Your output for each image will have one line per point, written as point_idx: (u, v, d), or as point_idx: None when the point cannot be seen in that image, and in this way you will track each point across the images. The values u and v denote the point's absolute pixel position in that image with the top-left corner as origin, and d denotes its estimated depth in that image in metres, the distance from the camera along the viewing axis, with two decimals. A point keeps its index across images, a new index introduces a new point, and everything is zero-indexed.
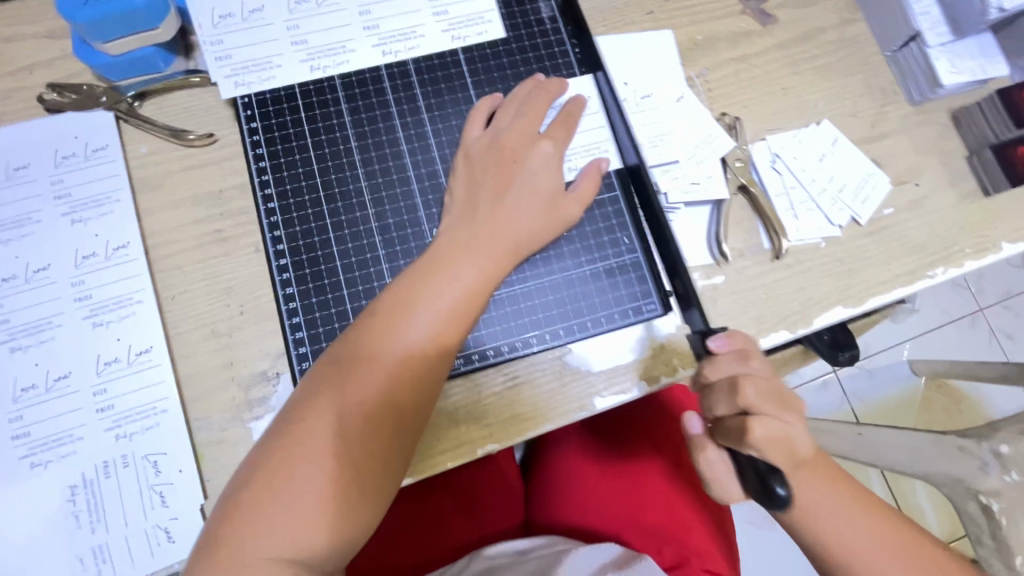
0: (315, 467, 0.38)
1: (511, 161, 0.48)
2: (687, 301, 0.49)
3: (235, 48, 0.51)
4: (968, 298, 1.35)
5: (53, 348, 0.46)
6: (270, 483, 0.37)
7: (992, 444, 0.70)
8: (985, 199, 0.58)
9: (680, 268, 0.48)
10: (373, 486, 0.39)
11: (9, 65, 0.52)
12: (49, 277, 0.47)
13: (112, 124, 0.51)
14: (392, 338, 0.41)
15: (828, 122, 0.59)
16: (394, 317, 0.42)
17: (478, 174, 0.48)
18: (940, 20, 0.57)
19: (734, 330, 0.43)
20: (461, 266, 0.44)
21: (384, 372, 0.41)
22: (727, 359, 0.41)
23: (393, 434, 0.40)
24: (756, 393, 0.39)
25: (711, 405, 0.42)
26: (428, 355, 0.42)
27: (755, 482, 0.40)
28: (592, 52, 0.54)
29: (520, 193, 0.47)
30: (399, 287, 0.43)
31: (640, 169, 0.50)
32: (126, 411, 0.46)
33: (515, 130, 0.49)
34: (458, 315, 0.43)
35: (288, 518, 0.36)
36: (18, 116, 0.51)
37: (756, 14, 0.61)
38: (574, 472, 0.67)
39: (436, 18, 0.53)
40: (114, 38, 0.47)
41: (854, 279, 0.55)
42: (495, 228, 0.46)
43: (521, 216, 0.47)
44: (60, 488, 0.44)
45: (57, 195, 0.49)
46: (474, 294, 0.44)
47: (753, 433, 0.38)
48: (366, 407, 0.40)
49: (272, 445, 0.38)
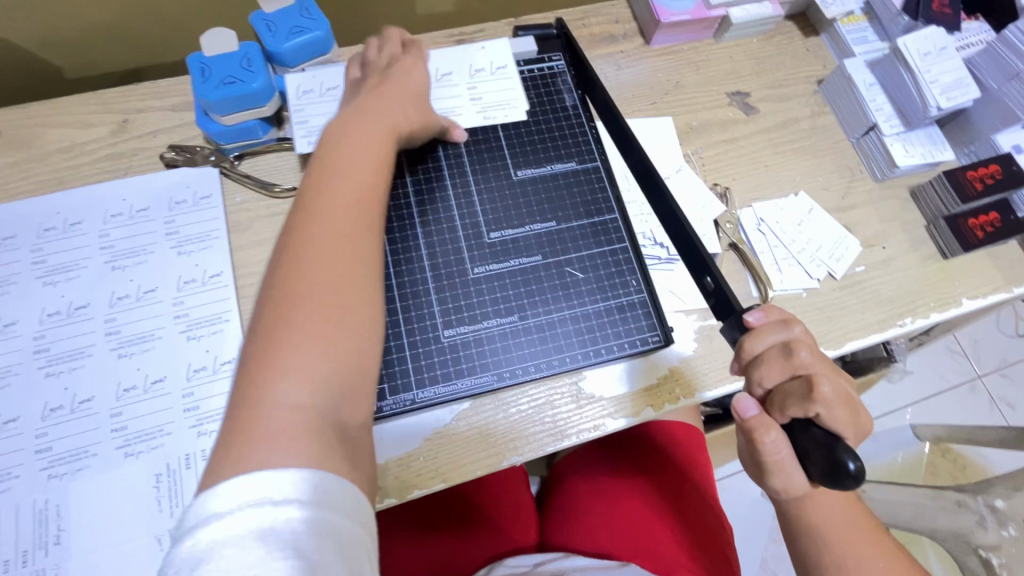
0: (300, 320, 0.40)
1: (380, 73, 0.58)
2: (718, 297, 0.50)
3: (313, 116, 0.62)
4: (964, 365, 1.41)
5: (153, 355, 0.55)
6: (267, 339, 0.39)
7: (988, 498, 0.85)
8: (944, 261, 0.68)
9: (711, 263, 0.50)
10: (357, 315, 0.42)
11: (139, 130, 0.65)
12: (155, 297, 0.57)
13: (214, 176, 0.63)
14: (324, 194, 0.46)
15: (805, 194, 0.70)
16: (317, 190, 0.46)
17: (354, 91, 0.57)
18: (892, 114, 0.69)
19: (768, 304, 0.41)
20: (359, 133, 0.51)
21: (322, 218, 0.44)
22: (773, 327, 0.39)
23: (350, 270, 0.43)
24: (810, 355, 0.38)
25: (764, 376, 0.39)
26: (366, 186, 0.48)
27: (822, 459, 0.35)
28: (620, 127, 0.61)
29: (394, 84, 0.57)
30: (314, 167, 0.48)
31: (675, 206, 0.53)
32: (208, 412, 0.54)
33: (376, 60, 0.59)
34: (375, 164, 0.50)
35: (293, 365, 0.39)
36: (143, 170, 0.64)
37: (741, 106, 0.74)
38: (585, 498, 0.74)
39: (473, 103, 0.66)
40: (230, 112, 0.60)
41: (833, 325, 0.63)
42: (381, 116, 0.53)
43: (398, 100, 0.56)
44: (148, 475, 0.51)
45: (168, 232, 0.60)
46: (381, 147, 0.51)
47: (821, 388, 0.36)
48: (317, 256, 0.43)
49: (258, 313, 0.41)
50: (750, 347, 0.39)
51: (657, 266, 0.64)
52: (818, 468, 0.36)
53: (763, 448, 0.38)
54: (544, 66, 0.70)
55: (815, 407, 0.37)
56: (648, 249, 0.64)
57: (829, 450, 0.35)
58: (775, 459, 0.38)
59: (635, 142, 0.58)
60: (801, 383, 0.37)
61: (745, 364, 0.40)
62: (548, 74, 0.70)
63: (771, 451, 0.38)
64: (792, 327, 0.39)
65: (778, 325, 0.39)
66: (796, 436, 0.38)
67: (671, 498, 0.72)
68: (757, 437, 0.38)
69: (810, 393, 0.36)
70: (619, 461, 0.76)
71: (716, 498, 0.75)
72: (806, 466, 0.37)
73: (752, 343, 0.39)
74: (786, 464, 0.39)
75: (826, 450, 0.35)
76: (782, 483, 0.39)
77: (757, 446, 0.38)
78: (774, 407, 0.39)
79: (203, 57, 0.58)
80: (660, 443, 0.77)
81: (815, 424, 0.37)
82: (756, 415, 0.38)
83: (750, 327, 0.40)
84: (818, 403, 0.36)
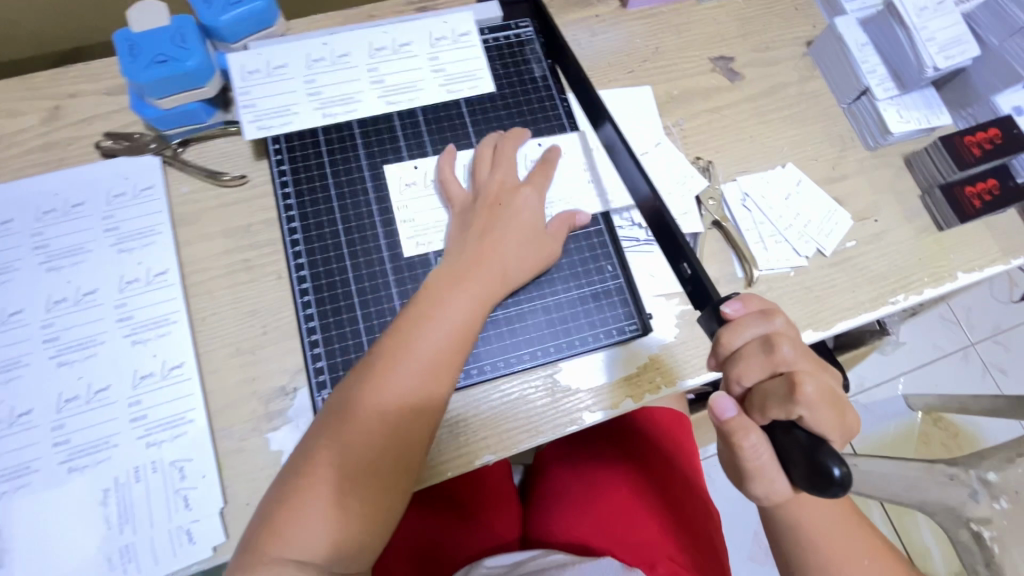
0: (325, 485, 0.42)
1: (496, 207, 0.54)
2: (694, 285, 0.47)
3: (418, 212, 0.57)
4: (957, 333, 1.39)
5: (95, 362, 0.51)
6: (288, 498, 0.42)
7: (980, 472, 0.83)
8: (939, 233, 0.64)
9: (688, 249, 0.46)
10: (355, 509, 0.43)
11: (72, 118, 0.60)
12: (95, 299, 0.53)
13: (157, 166, 0.58)
14: (390, 373, 0.46)
15: (793, 165, 0.65)
16: (393, 350, 0.47)
17: (468, 221, 0.54)
18: (886, 76, 0.64)
19: (747, 293, 0.39)
20: (449, 306, 0.49)
21: (387, 398, 0.45)
22: (752, 320, 0.37)
23: (389, 458, 0.44)
24: (792, 352, 0.35)
25: (742, 373, 0.36)
26: (437, 365, 0.47)
27: (805, 465, 0.33)
28: (592, 100, 0.56)
29: (505, 231, 0.53)
30: (393, 330, 0.48)
31: (652, 188, 0.49)
32: (157, 421, 0.50)
33: (496, 193, 0.54)
34: (452, 347, 0.48)
35: (303, 531, 0.41)
36: (78, 161, 0.59)
37: (725, 72, 0.69)
38: (568, 491, 0.71)
39: (434, 74, 0.61)
40: (167, 94, 0.54)
41: (822, 305, 0.60)
42: (483, 262, 0.51)
43: (508, 249, 0.52)
44: (94, 491, 0.48)
45: (107, 228, 0.56)
46: (465, 324, 0.49)
47: (803, 388, 0.33)
48: (370, 433, 0.44)
49: (298, 455, 0.44)
50: (727, 341, 0.37)
51: (635, 248, 0.60)
52: (802, 474, 0.33)
53: (743, 452, 0.36)
54: (510, 33, 0.65)
55: (798, 408, 0.34)
56: (625, 230, 0.60)
57: (813, 454, 0.33)
58: (756, 464, 0.36)
59: (611, 120, 0.54)
60: (781, 382, 0.35)
61: (723, 361, 0.38)
62: (515, 42, 0.64)
63: (751, 456, 0.36)
64: (773, 320, 0.37)
65: (758, 318, 0.37)
66: (777, 438, 0.35)
67: (656, 487, 0.70)
68: (736, 440, 0.36)
69: (791, 393, 0.34)
70: (603, 450, 0.74)
71: (703, 485, 0.74)
72: (790, 471, 0.35)
73: (729, 337, 0.37)
74: (768, 469, 0.36)
75: (809, 454, 0.33)
76: (763, 488, 0.37)
77: (736, 450, 0.36)
78: (754, 409, 0.36)
79: (131, 34, 0.53)
80: (646, 432, 0.74)
81: (798, 426, 0.34)
82: (735, 416, 0.35)
83: (727, 319, 0.38)
84: (801, 404, 0.33)
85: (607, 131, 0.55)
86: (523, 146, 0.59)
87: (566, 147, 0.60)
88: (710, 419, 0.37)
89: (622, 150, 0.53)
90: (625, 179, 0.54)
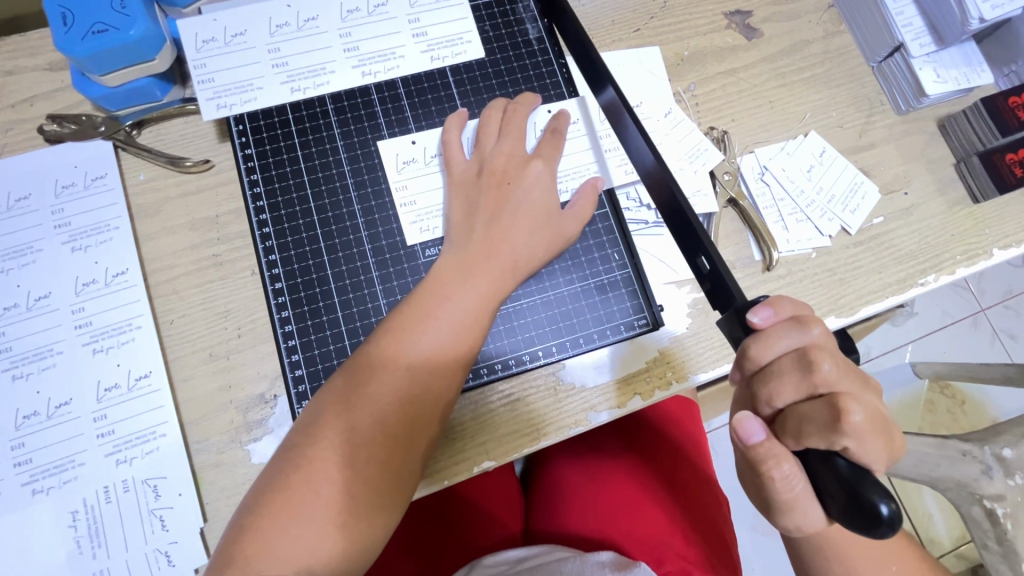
0: (317, 495, 0.37)
1: (503, 184, 0.48)
2: (716, 281, 0.42)
3: (418, 194, 0.51)
4: (968, 299, 1.35)
5: (54, 374, 0.47)
6: (270, 509, 0.37)
7: (994, 448, 0.71)
8: (974, 206, 0.59)
9: (706, 239, 0.41)
10: (346, 520, 0.38)
11: (10, 98, 0.53)
12: (50, 304, 0.48)
13: (110, 154, 0.52)
14: (389, 370, 0.41)
15: (816, 133, 0.59)
16: (394, 343, 0.42)
17: (473, 200, 0.48)
18: (923, 30, 0.57)
19: (776, 297, 0.37)
20: (456, 296, 0.44)
21: (387, 398, 0.41)
22: (785, 330, 0.35)
23: (388, 468, 0.40)
24: (833, 370, 0.34)
25: (775, 392, 0.35)
26: (442, 366, 0.42)
27: (845, 499, 0.31)
28: (594, 61, 0.49)
29: (515, 213, 0.47)
30: (393, 322, 0.43)
31: (661, 164, 0.43)
32: (126, 436, 0.46)
33: (501, 170, 0.48)
34: (458, 344, 0.43)
35: (290, 543, 0.36)
36: (20, 148, 0.52)
37: (742, 29, 0.62)
38: (573, 484, 0.68)
39: (416, 40, 0.54)
40: (111, 70, 0.48)
41: (845, 289, 0.55)
42: (491, 248, 0.46)
43: (519, 235, 0.47)
44: (62, 514, 0.44)
45: (57, 224, 0.50)
46: (472, 318, 0.44)
47: (850, 416, 0.32)
48: (367, 438, 0.39)
49: (282, 460, 0.39)
50: (758, 356, 0.35)
51: (642, 232, 0.54)
52: (841, 508, 0.32)
53: (773, 482, 0.34)
54: None
55: (842, 439, 0.32)
56: (632, 213, 0.55)
57: (856, 490, 0.31)
58: (790, 494, 0.34)
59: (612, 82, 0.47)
60: (821, 405, 0.33)
61: (753, 376, 0.36)
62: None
63: (784, 487, 0.34)
64: (809, 330, 0.35)
65: (793, 329, 0.35)
66: (812, 465, 0.34)
67: (666, 479, 0.67)
68: (765, 469, 0.34)
69: (836, 421, 0.32)
70: (610, 443, 0.70)
71: (712, 473, 0.71)
72: (827, 502, 0.33)
73: (761, 352, 0.35)
74: (802, 499, 0.34)
75: (848, 486, 0.32)
76: (794, 518, 0.35)
77: (766, 480, 0.34)
78: (788, 434, 0.34)
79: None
80: (654, 421, 0.71)
81: (840, 455, 0.33)
82: (764, 441, 0.34)
83: (756, 329, 0.36)
84: (846, 434, 0.32)
85: (609, 95, 0.48)
86: (534, 112, 0.53)
87: (571, 115, 0.54)
88: (736, 444, 0.35)
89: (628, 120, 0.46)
90: (631, 152, 0.48)
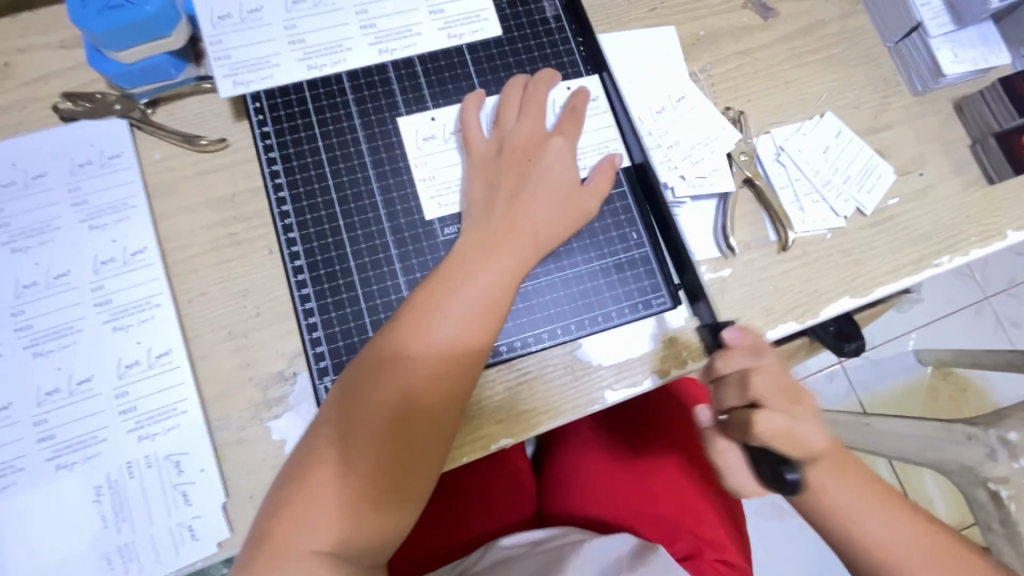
0: (349, 472, 0.38)
1: (525, 161, 0.48)
2: (694, 295, 0.52)
3: (438, 169, 0.51)
4: (973, 287, 1.35)
5: (75, 351, 0.47)
6: (302, 486, 0.38)
7: (1000, 431, 0.69)
8: (989, 187, 0.59)
9: (689, 264, 0.51)
10: (379, 496, 0.38)
11: (24, 76, 0.53)
12: (69, 282, 0.48)
13: (125, 131, 0.52)
14: (415, 349, 0.41)
15: (832, 114, 0.59)
16: (420, 321, 0.42)
17: (494, 177, 0.48)
18: (941, 10, 0.57)
19: (748, 323, 0.44)
20: (480, 273, 0.44)
21: (415, 375, 0.41)
22: (739, 353, 0.42)
23: (417, 444, 0.40)
24: (764, 386, 0.41)
25: (723, 398, 0.43)
26: (468, 342, 0.42)
27: (762, 477, 0.40)
28: (596, 52, 0.55)
29: (536, 190, 0.47)
30: (419, 299, 0.43)
31: (644, 162, 0.52)
32: (148, 413, 0.47)
33: (521, 148, 0.49)
34: (485, 319, 0.43)
35: (324, 519, 0.37)
36: (33, 126, 0.52)
37: (758, 9, 0.61)
38: (586, 464, 0.68)
39: (433, 17, 0.53)
40: (127, 46, 0.47)
41: (859, 270, 0.56)
42: (513, 224, 0.46)
43: (540, 212, 0.47)
44: (86, 488, 0.45)
45: (74, 203, 0.50)
46: (497, 294, 0.44)
47: (759, 425, 0.40)
48: (397, 415, 0.40)
49: (313, 438, 0.40)
50: (716, 368, 0.43)
51: (659, 212, 0.54)
52: (762, 482, 0.41)
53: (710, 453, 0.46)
54: None
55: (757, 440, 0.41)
56: (649, 192, 0.55)
57: (768, 472, 0.40)
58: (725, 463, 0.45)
59: (609, 74, 0.53)
60: (747, 412, 0.41)
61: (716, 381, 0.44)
62: None
63: (719, 458, 0.45)
64: (759, 356, 0.42)
65: (745, 353, 0.42)
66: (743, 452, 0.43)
67: (678, 458, 0.68)
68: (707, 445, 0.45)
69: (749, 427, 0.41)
70: (621, 422, 0.70)
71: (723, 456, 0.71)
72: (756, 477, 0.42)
73: (720, 365, 0.43)
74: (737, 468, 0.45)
75: (766, 471, 0.40)
76: (735, 484, 0.45)
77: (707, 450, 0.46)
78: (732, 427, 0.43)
79: None
80: (666, 402, 0.71)
81: (759, 451, 0.41)
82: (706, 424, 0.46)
83: (723, 347, 0.44)
84: (755, 438, 0.40)
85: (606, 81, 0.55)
86: (553, 90, 0.53)
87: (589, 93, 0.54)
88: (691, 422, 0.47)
89: (623, 116, 0.53)
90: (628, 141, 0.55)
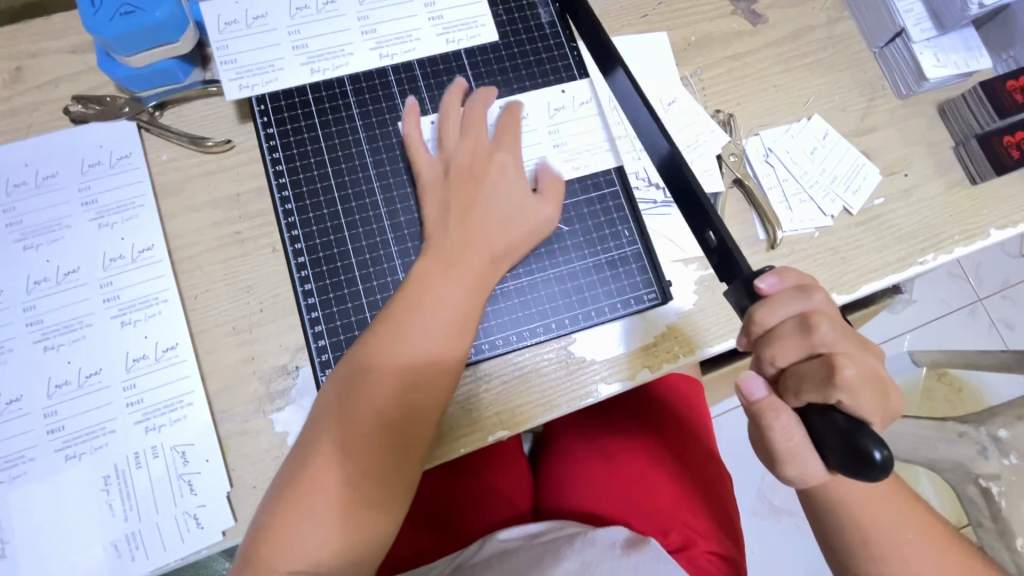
0: (329, 489, 0.40)
1: (473, 178, 0.50)
2: (723, 255, 0.44)
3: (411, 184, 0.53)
4: (966, 288, 1.37)
5: (84, 345, 0.49)
6: (287, 502, 0.40)
7: (990, 428, 0.69)
8: (972, 187, 0.60)
9: (715, 216, 0.43)
10: (362, 507, 0.41)
11: (36, 80, 0.54)
12: (78, 279, 0.50)
13: (133, 133, 0.53)
14: (381, 368, 0.43)
15: (819, 116, 0.61)
16: (386, 342, 0.44)
17: (444, 197, 0.49)
18: (924, 16, 0.59)
19: (783, 267, 0.40)
20: (440, 292, 0.45)
21: (383, 395, 0.43)
22: (788, 296, 0.38)
23: (393, 455, 0.42)
24: (829, 332, 0.37)
25: (777, 353, 0.38)
26: (431, 357, 0.44)
27: (840, 445, 0.34)
28: (607, 47, 0.51)
29: (485, 207, 0.49)
30: (382, 321, 0.45)
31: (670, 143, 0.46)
32: (155, 405, 0.48)
33: (467, 167, 0.50)
34: (446, 334, 0.45)
35: (310, 532, 0.39)
36: (45, 129, 0.54)
37: (748, 15, 0.63)
38: (581, 459, 0.70)
39: (431, 22, 0.55)
40: (137, 51, 0.49)
41: (846, 268, 0.57)
42: (468, 241, 0.48)
43: (490, 227, 0.49)
44: (93, 478, 0.46)
45: (84, 202, 0.52)
46: (456, 311, 0.45)
47: (844, 370, 0.35)
48: (370, 431, 0.42)
49: (293, 458, 0.42)
50: (765, 319, 0.38)
51: (651, 211, 0.56)
52: (837, 456, 0.34)
53: (773, 434, 0.37)
54: None
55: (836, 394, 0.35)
56: (641, 192, 0.57)
57: (851, 439, 0.33)
58: (787, 444, 0.37)
59: (624, 67, 0.49)
60: (819, 363, 0.36)
61: (758, 338, 0.39)
62: None
63: (783, 438, 0.37)
64: (811, 296, 0.38)
65: (795, 295, 0.38)
66: (811, 421, 0.36)
67: (672, 453, 0.69)
68: (766, 422, 0.37)
69: (831, 376, 0.35)
70: (615, 417, 0.72)
71: (716, 450, 0.72)
72: (824, 453, 0.36)
73: (765, 316, 0.38)
74: (801, 451, 0.37)
75: (846, 438, 0.34)
76: (796, 472, 0.38)
77: (766, 431, 0.37)
78: (787, 391, 0.37)
79: None
80: (659, 397, 0.73)
81: (837, 410, 0.35)
82: (765, 397, 0.37)
83: (764, 295, 0.39)
84: (840, 389, 0.35)
85: (619, 77, 0.51)
86: (490, 108, 0.54)
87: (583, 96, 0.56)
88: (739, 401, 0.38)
89: (639, 105, 0.49)
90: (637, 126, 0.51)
